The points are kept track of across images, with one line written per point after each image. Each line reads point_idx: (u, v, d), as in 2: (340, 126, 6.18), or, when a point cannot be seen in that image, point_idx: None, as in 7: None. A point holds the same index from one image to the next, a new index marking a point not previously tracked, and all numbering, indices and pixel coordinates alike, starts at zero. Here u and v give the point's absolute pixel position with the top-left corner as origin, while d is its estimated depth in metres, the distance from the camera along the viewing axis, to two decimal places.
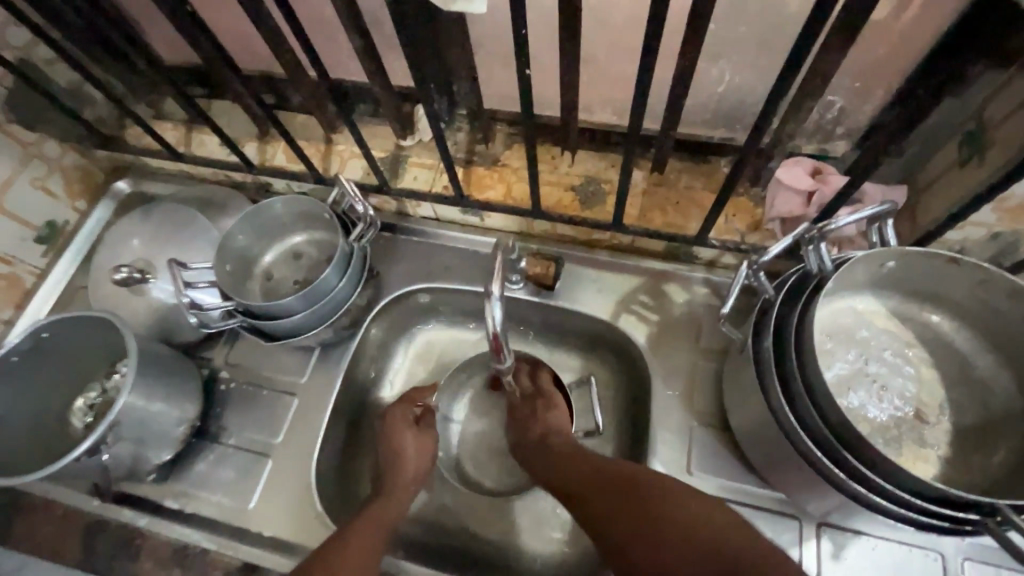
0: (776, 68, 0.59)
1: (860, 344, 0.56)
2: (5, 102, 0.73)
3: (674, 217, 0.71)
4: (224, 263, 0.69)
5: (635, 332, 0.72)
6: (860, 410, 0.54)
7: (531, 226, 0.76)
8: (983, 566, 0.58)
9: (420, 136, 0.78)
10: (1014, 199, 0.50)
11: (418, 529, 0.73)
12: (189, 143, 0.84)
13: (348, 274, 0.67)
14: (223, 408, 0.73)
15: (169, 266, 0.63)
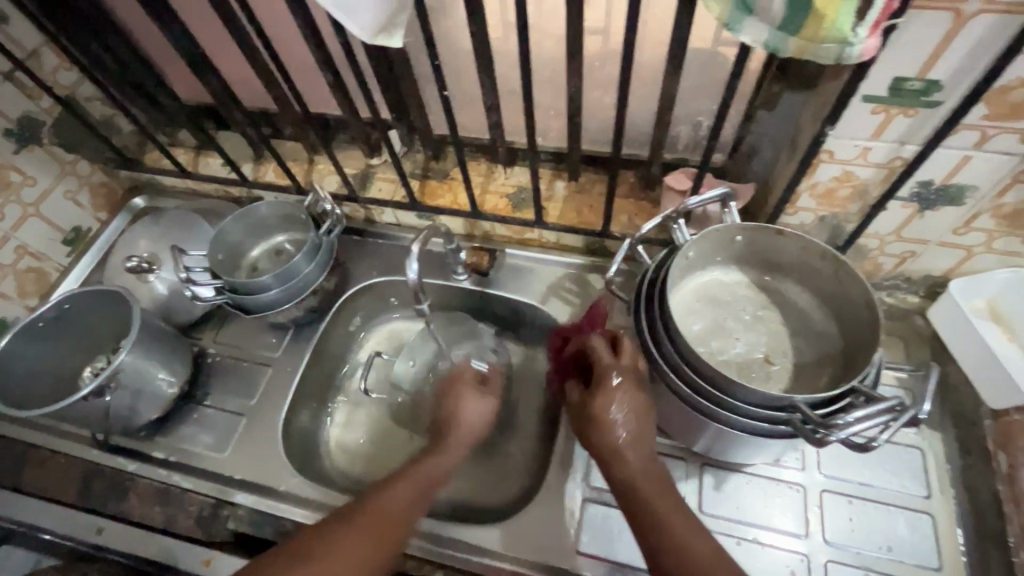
0: (651, 95, 0.76)
1: (723, 306, 0.70)
2: (52, 128, 0.91)
3: (588, 217, 0.86)
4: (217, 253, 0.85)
5: (558, 312, 0.86)
6: (719, 355, 0.67)
7: (474, 227, 0.92)
8: (839, 496, 0.69)
9: (385, 157, 0.95)
10: (821, 185, 0.65)
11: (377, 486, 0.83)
12: (197, 165, 1.02)
13: (316, 261, 0.82)
14: (209, 378, 0.86)
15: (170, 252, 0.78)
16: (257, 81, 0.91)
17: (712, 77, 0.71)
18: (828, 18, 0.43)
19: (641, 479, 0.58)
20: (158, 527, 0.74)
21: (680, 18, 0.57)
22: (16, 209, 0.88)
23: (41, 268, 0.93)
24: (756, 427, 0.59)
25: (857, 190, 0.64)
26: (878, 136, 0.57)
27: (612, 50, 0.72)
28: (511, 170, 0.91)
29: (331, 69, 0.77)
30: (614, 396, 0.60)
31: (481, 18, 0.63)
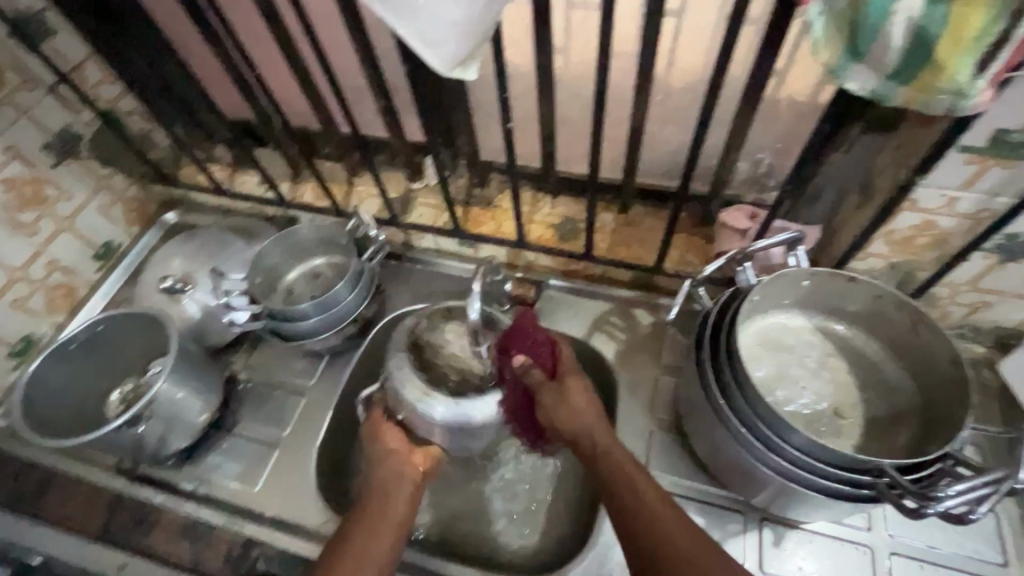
0: (712, 133, 0.73)
1: (788, 351, 0.67)
2: (90, 142, 0.89)
3: (638, 251, 0.84)
4: (255, 274, 0.83)
5: (604, 349, 0.83)
6: (785, 404, 0.64)
7: (517, 257, 0.89)
8: (908, 560, 0.65)
9: (427, 181, 0.93)
10: (898, 232, 0.62)
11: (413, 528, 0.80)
12: (232, 182, 1.00)
13: (358, 289, 0.79)
14: (239, 405, 0.83)
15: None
16: (301, 100, 0.90)
17: (779, 115, 0.69)
18: (948, 69, 0.40)
19: (617, 469, 0.61)
20: (185, 566, 0.70)
21: (763, 57, 0.55)
22: (49, 223, 0.85)
23: (70, 283, 0.91)
24: (834, 489, 0.55)
25: (937, 239, 0.61)
26: (968, 186, 0.55)
27: (674, 84, 0.70)
28: (558, 199, 0.89)
29: (383, 93, 0.75)
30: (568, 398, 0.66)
31: (549, 50, 0.61)
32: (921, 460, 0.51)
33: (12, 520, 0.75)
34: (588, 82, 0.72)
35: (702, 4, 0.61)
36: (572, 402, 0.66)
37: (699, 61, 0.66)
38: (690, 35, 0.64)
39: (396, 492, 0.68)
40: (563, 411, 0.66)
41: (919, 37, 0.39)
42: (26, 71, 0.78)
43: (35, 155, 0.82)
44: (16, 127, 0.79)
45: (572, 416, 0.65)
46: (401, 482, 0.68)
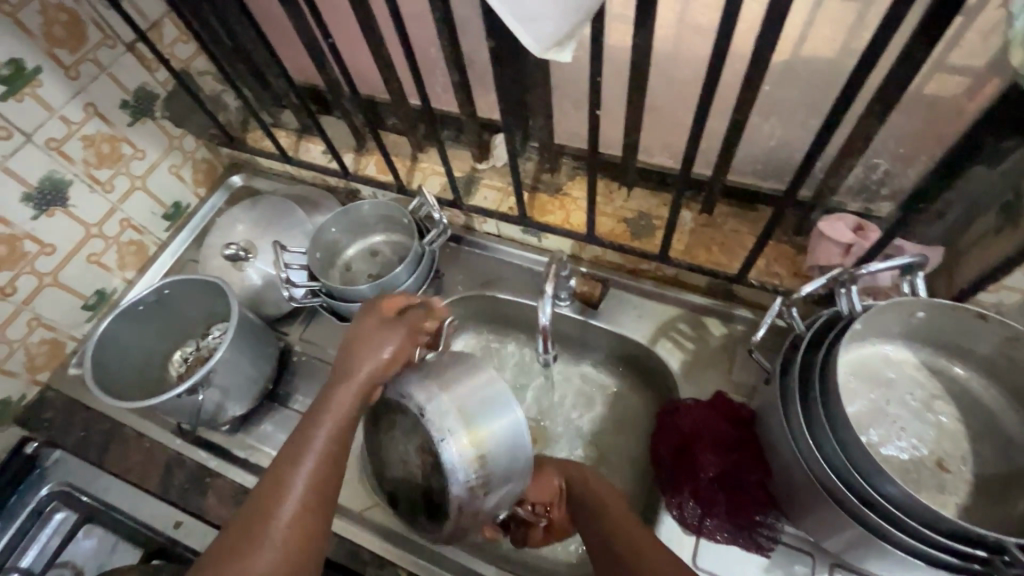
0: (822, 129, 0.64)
1: (885, 387, 0.60)
2: (164, 101, 0.89)
3: (719, 255, 0.76)
4: (317, 250, 0.82)
5: (669, 357, 0.77)
6: (879, 447, 0.57)
7: (583, 250, 0.84)
8: None
9: (494, 162, 0.88)
10: None
11: None
12: (297, 149, 0.99)
13: (417, 273, 0.77)
14: (294, 376, 0.84)
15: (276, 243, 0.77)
16: (371, 69, 0.86)
17: (910, 118, 0.60)
18: None
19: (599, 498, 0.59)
20: None
21: (911, 49, 0.46)
22: (124, 180, 0.87)
23: (141, 241, 0.93)
24: (936, 558, 0.49)
25: None
26: None
27: (787, 73, 0.61)
28: (633, 192, 0.82)
29: (458, 67, 0.70)
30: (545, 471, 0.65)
31: (651, 27, 0.54)
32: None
33: (81, 465, 0.79)
34: (685, 67, 0.65)
35: None
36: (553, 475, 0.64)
37: (826, 48, 0.57)
38: (818, 17, 0.55)
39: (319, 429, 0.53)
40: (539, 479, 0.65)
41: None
42: (108, 27, 0.78)
43: (113, 113, 0.82)
44: (96, 84, 0.79)
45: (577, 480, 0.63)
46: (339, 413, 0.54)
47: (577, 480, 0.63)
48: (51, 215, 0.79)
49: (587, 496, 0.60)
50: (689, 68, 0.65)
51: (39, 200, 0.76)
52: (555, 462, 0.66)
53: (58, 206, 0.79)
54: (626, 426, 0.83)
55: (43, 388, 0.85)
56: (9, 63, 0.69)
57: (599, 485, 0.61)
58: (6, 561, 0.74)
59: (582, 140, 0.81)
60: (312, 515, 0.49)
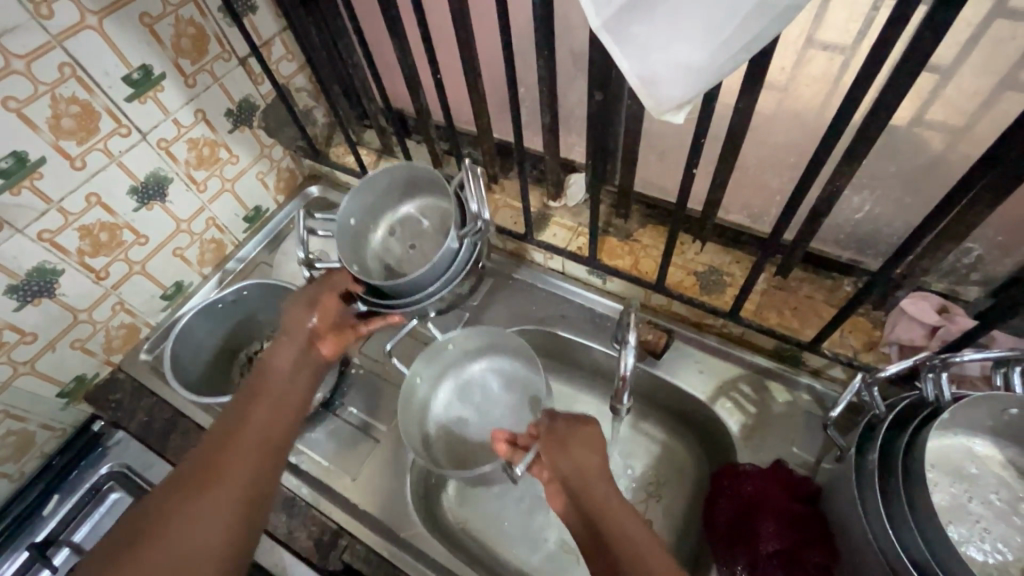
0: (916, 209, 0.64)
1: (967, 480, 0.57)
2: (263, 112, 0.95)
3: (790, 320, 0.75)
4: (347, 226, 0.74)
5: (728, 418, 0.76)
6: (960, 545, 0.54)
7: (648, 298, 0.84)
8: None
9: (567, 201, 0.89)
10: None
11: (496, 554, 0.79)
12: (376, 168, 1.03)
13: (443, 276, 0.64)
14: (348, 389, 0.87)
15: (296, 216, 0.67)
16: (460, 101, 0.89)
17: (1016, 208, 0.58)
18: None
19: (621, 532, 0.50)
20: (279, 537, 0.74)
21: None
22: (216, 182, 0.92)
23: (221, 240, 0.97)
24: None
25: None
26: None
27: (889, 148, 0.61)
28: (704, 246, 0.82)
29: (552, 110, 0.72)
30: (575, 445, 0.57)
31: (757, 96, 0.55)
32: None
33: (141, 450, 0.82)
34: (782, 131, 0.65)
35: (967, 67, 0.52)
36: (574, 460, 0.56)
37: (936, 127, 0.56)
38: (929, 99, 0.55)
39: (248, 420, 0.58)
40: (563, 454, 0.57)
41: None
42: (227, 42, 0.84)
43: (218, 120, 0.87)
44: (208, 92, 0.84)
45: (584, 470, 0.55)
46: (261, 405, 0.59)
47: (593, 492, 0.53)
48: (150, 209, 0.83)
49: (602, 521, 0.51)
50: (785, 132, 0.65)
51: (142, 193, 0.81)
52: (580, 449, 0.57)
53: (157, 201, 0.84)
54: (674, 479, 0.82)
55: (115, 368, 0.89)
56: (140, 68, 0.75)
57: (619, 510, 0.52)
58: (59, 534, 0.77)
59: (660, 190, 0.82)
60: (238, 506, 0.51)
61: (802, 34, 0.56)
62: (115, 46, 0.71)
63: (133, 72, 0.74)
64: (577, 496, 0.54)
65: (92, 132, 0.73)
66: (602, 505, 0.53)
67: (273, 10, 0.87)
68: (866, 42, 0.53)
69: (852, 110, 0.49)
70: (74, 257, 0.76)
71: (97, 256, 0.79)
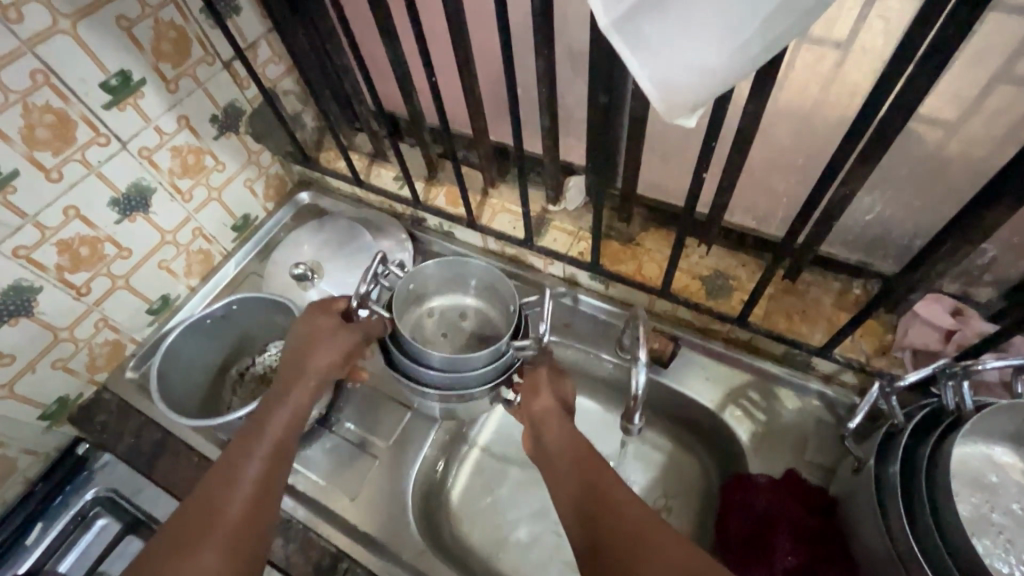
0: (928, 211, 0.62)
1: (988, 491, 0.56)
2: (250, 117, 0.91)
3: (799, 325, 0.73)
4: (405, 288, 0.74)
5: (737, 427, 0.74)
6: (984, 559, 0.52)
7: (652, 303, 0.82)
8: None
9: (567, 205, 0.87)
10: None
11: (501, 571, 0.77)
12: (368, 173, 1.00)
13: (490, 363, 0.67)
14: (345, 405, 0.84)
15: (375, 256, 0.68)
16: (454, 103, 0.87)
17: None
18: None
19: (581, 463, 0.56)
20: (276, 562, 0.71)
21: None
22: (202, 191, 0.88)
23: (208, 250, 0.94)
24: None
25: None
26: None
27: (902, 149, 0.58)
28: (709, 250, 0.80)
29: (551, 113, 0.70)
30: (540, 384, 0.65)
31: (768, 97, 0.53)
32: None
33: (129, 473, 0.79)
34: (791, 132, 0.63)
35: (986, 64, 0.50)
36: (540, 398, 0.64)
37: (955, 126, 0.54)
38: (946, 98, 0.53)
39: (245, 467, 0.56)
40: (531, 393, 0.65)
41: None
42: (210, 45, 0.80)
43: (202, 126, 0.84)
44: (191, 98, 0.81)
45: (544, 412, 0.62)
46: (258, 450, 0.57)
47: (553, 426, 0.61)
48: (132, 220, 0.80)
49: (559, 455, 0.58)
50: (794, 133, 0.63)
51: (124, 205, 0.78)
52: (544, 386, 0.64)
53: (140, 212, 0.80)
54: (682, 491, 0.80)
55: (100, 388, 0.85)
56: (118, 74, 0.71)
57: (582, 449, 0.57)
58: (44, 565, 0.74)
59: (663, 193, 0.80)
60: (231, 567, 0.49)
61: (814, 32, 0.53)
62: (90, 52, 0.67)
63: (110, 78, 0.70)
64: (541, 434, 0.62)
65: (69, 142, 0.69)
66: (575, 453, 0.57)
67: (257, 10, 0.83)
68: (882, 39, 0.51)
69: (871, 110, 0.47)
70: (52, 273, 0.73)
71: (77, 272, 0.75)
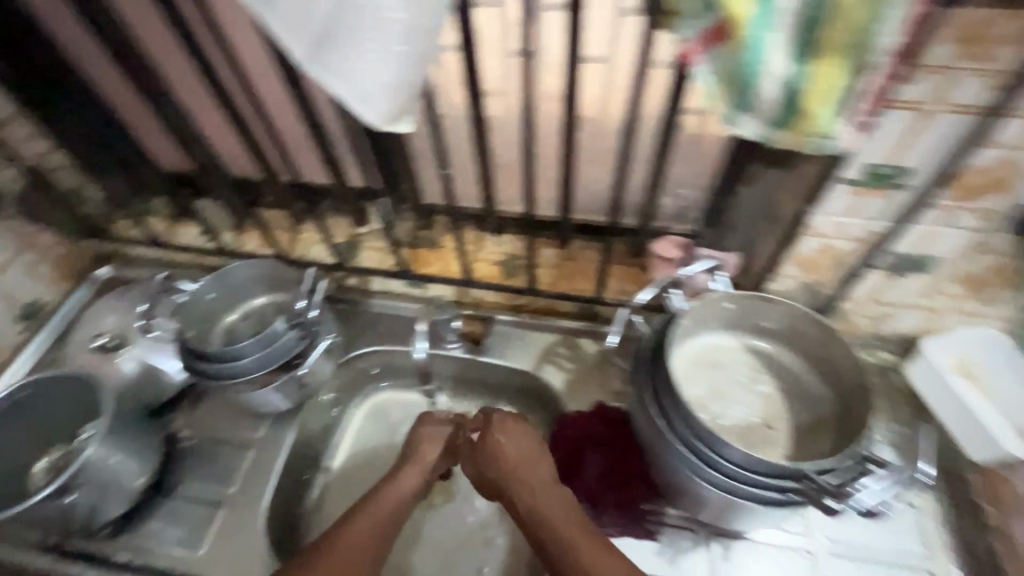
0: (634, 171, 0.80)
1: (714, 368, 0.72)
2: (16, 199, 0.87)
3: (578, 282, 0.88)
4: (200, 299, 0.81)
5: (551, 379, 0.86)
6: (716, 420, 0.68)
7: (464, 294, 0.93)
8: (847, 561, 0.68)
9: (372, 225, 0.95)
10: (804, 253, 0.69)
11: None
12: (171, 233, 0.99)
13: (291, 330, 0.76)
14: (182, 465, 0.81)
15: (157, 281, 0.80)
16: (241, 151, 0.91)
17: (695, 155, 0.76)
18: (813, 116, 0.47)
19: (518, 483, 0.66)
20: None
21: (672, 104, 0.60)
22: None
23: None
24: (767, 498, 0.59)
25: (836, 259, 0.68)
26: (854, 212, 0.62)
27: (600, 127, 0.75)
28: (501, 238, 0.91)
29: None
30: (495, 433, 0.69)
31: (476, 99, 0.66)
32: (863, 437, 0.58)
33: None
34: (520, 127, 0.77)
35: (622, 57, 0.67)
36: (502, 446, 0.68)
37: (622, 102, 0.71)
38: (608, 84, 0.70)
39: None
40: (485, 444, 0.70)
41: (821, 134, 0.48)
42: None
43: None
44: None
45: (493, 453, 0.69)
46: None
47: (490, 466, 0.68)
48: None
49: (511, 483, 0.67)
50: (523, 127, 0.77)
51: None
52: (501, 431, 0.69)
53: None
54: None
55: None
56: None
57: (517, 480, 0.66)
58: None
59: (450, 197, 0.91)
60: None
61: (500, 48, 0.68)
62: None
63: None
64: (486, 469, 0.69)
65: None
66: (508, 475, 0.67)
67: None
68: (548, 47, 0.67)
69: None
70: None
71: None
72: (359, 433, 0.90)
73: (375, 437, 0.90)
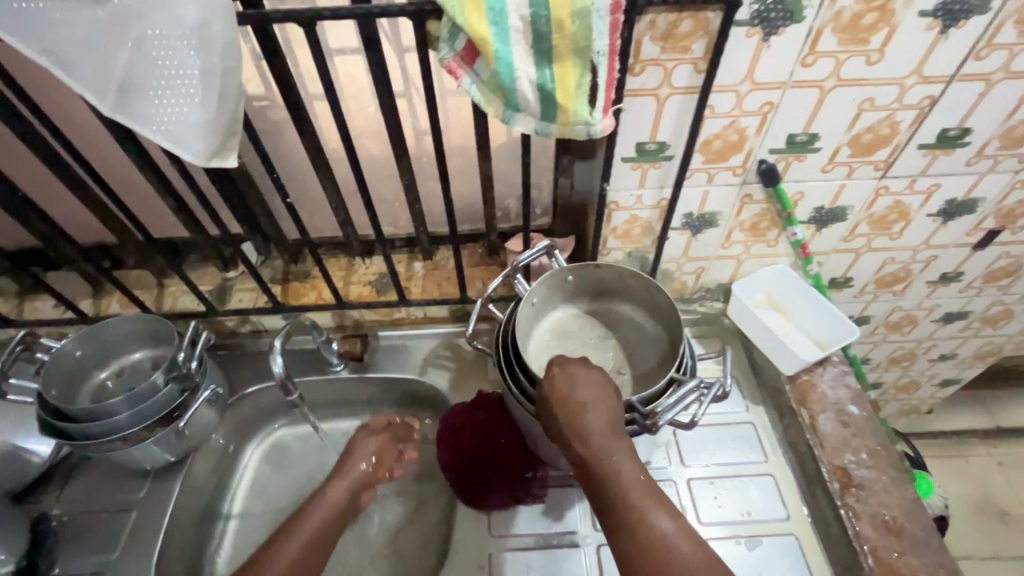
0: (474, 180, 0.90)
1: (564, 336, 0.80)
2: None
3: (447, 287, 0.94)
4: (66, 355, 0.77)
5: (436, 381, 0.91)
6: None
7: (343, 318, 0.96)
8: (703, 480, 0.78)
9: (241, 269, 0.97)
10: (618, 227, 0.81)
11: None
12: (21, 311, 0.94)
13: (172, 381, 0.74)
14: (56, 546, 0.77)
15: (15, 339, 0.75)
16: (90, 215, 0.90)
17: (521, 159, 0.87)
18: (569, 109, 0.57)
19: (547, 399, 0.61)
20: None
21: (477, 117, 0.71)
22: None
23: None
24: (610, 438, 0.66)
25: (645, 227, 0.81)
26: (642, 185, 0.75)
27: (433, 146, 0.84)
28: (370, 260, 0.97)
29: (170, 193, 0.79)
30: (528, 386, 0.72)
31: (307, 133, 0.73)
32: (678, 359, 0.68)
33: None
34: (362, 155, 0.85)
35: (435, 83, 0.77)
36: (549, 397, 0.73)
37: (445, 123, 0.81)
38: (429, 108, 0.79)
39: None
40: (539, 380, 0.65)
41: (580, 123, 0.58)
42: None
43: None
44: None
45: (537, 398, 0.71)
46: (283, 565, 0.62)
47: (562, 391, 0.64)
48: None
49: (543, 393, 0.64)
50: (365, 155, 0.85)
51: None
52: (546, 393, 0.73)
53: None
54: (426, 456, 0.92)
55: None
56: None
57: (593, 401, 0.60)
58: None
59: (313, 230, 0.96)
60: None
61: None
62: None
63: None
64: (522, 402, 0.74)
65: None
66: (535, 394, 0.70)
67: None
68: None
69: None
70: None
71: None
72: (257, 476, 0.92)
73: (277, 474, 0.92)
